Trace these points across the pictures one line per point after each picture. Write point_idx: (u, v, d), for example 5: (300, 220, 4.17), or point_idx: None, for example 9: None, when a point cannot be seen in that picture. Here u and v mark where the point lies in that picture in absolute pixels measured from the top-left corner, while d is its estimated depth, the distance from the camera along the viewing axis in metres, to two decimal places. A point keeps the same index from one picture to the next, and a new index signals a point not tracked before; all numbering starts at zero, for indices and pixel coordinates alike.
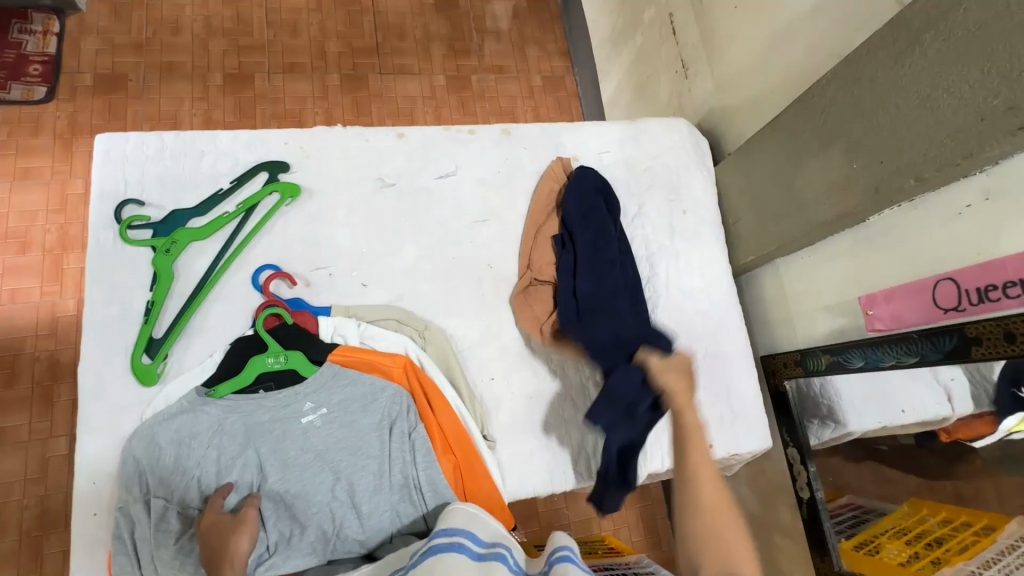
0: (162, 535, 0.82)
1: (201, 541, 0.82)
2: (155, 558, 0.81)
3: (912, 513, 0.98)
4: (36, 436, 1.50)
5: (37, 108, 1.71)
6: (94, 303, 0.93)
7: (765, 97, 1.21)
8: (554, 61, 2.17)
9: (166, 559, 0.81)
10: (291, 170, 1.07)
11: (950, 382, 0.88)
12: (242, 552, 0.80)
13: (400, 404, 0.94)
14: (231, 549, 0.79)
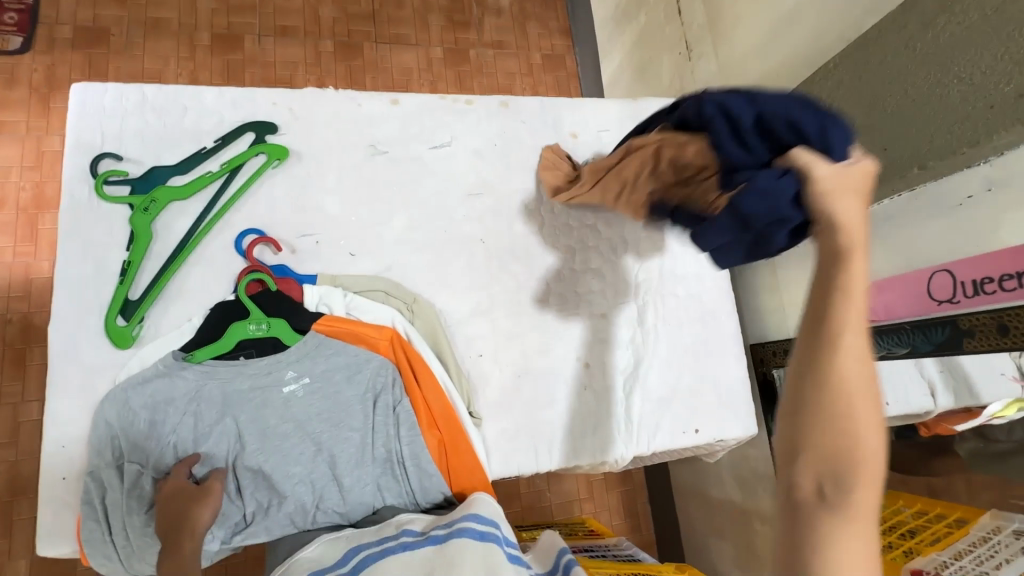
0: (134, 501, 0.80)
1: (159, 510, 0.79)
2: (126, 524, 0.80)
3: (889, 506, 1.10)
4: (6, 400, 1.45)
5: (12, 59, 1.63)
6: (67, 261, 0.89)
7: (769, 81, 1.19)
8: (555, 39, 2.11)
9: (138, 525, 0.80)
10: (279, 132, 1.03)
11: (934, 375, 0.92)
12: (202, 523, 0.78)
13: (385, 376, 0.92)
14: (193, 519, 0.77)
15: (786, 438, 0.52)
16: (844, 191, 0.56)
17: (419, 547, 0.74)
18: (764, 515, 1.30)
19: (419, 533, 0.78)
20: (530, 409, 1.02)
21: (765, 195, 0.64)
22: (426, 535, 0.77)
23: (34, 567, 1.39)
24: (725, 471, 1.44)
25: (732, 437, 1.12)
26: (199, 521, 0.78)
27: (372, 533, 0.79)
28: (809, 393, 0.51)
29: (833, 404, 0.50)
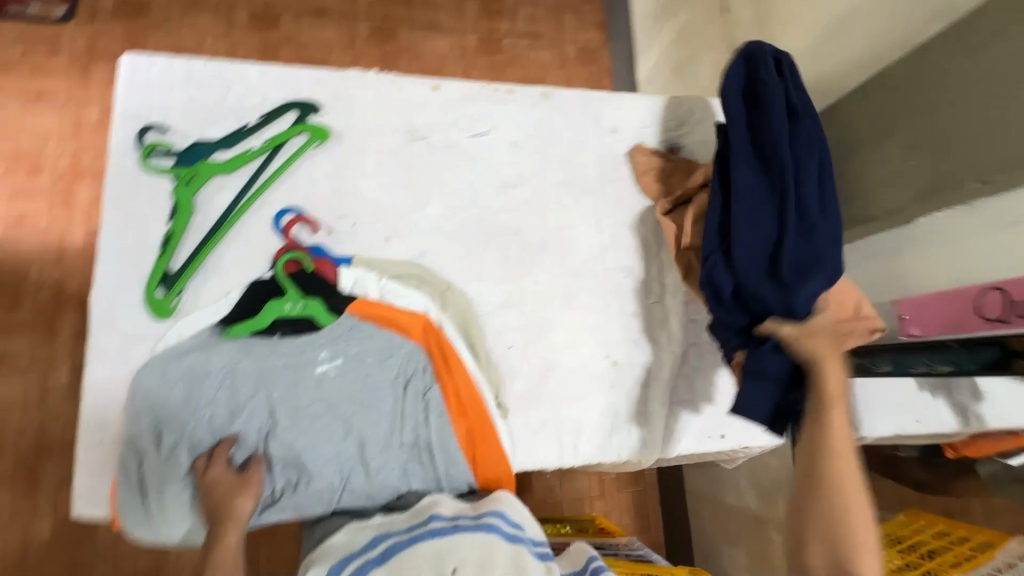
0: (171, 470, 0.82)
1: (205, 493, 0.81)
2: (162, 491, 0.82)
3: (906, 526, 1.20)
4: (37, 363, 1.48)
5: (55, 28, 1.65)
6: (110, 230, 0.90)
7: (816, 85, 1.16)
8: (590, 32, 2.08)
9: (174, 492, 0.83)
10: (321, 112, 1.03)
11: (962, 400, 1.03)
12: (246, 512, 0.80)
13: (417, 363, 0.93)
14: (235, 510, 0.79)
15: (803, 530, 0.78)
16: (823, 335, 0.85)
17: (448, 534, 0.75)
18: (781, 525, 1.28)
19: (447, 518, 0.78)
20: (557, 404, 1.02)
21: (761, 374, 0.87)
22: (454, 522, 0.77)
23: (57, 527, 1.42)
24: (743, 478, 1.42)
25: (758, 445, 1.10)
26: (239, 511, 0.80)
27: (402, 521, 0.80)
28: (820, 492, 0.78)
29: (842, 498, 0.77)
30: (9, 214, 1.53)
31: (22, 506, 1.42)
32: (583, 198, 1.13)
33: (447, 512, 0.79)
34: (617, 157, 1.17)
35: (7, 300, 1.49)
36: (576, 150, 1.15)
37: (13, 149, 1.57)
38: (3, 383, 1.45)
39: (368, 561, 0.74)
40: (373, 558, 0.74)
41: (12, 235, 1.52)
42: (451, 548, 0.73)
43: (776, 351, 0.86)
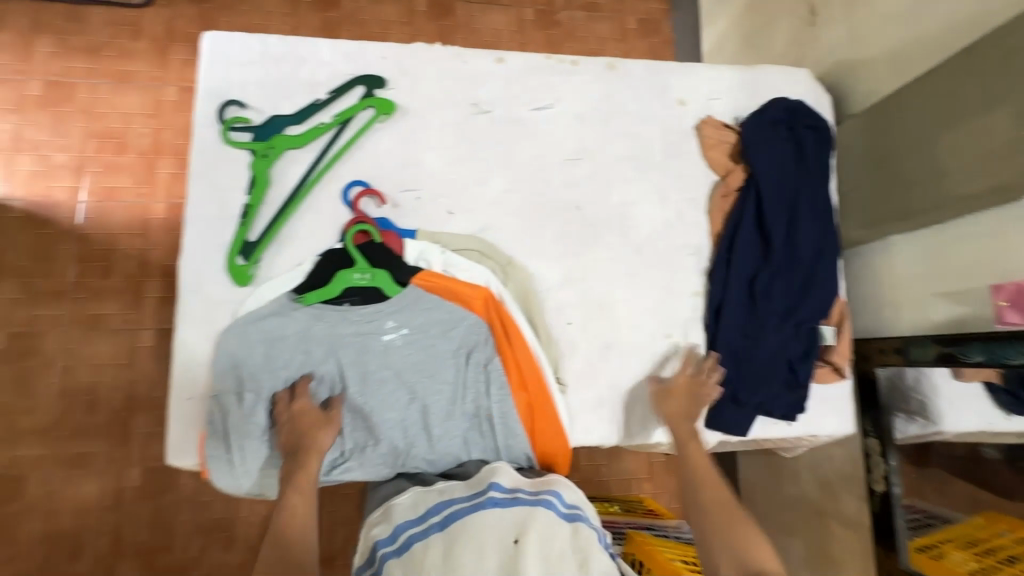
0: (252, 425, 0.88)
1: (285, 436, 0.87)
2: (244, 446, 0.88)
3: (986, 526, 0.97)
4: (126, 326, 1.62)
5: (137, 12, 1.75)
6: (196, 201, 0.96)
7: (913, 50, 1.07)
8: (652, 2, 1.99)
9: (254, 446, 0.88)
10: (387, 87, 1.04)
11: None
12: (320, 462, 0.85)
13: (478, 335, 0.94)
14: (317, 442, 0.87)
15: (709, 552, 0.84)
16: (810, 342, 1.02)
17: (508, 506, 0.76)
18: (844, 518, 1.22)
19: (506, 489, 0.79)
20: (616, 382, 1.01)
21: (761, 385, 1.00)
22: (514, 494, 0.79)
23: (144, 476, 1.56)
24: (802, 468, 1.36)
25: (826, 433, 1.06)
26: (321, 444, 0.87)
27: (465, 489, 0.82)
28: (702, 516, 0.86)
29: (716, 509, 0.86)
30: (101, 188, 1.66)
31: (114, 454, 1.56)
32: (647, 173, 1.10)
33: (507, 482, 0.80)
34: (684, 131, 1.13)
35: (100, 268, 1.63)
36: (641, 123, 1.11)
37: (103, 128, 1.68)
38: (98, 343, 1.59)
39: (430, 524, 0.77)
40: (436, 521, 0.77)
41: (103, 208, 1.65)
42: (512, 521, 0.75)
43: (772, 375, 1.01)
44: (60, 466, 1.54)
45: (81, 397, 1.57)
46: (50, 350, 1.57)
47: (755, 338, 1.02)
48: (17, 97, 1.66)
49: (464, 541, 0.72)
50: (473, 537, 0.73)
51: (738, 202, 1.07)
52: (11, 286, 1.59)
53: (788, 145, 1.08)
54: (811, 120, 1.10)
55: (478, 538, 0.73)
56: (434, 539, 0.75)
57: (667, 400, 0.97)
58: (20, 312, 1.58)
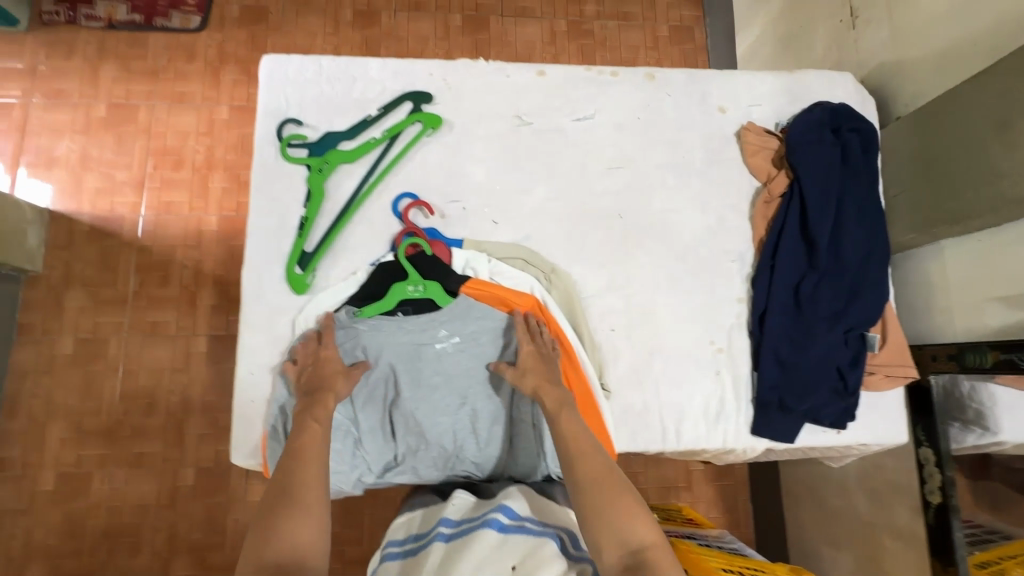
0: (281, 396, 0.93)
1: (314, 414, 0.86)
2: None
3: None
4: (181, 332, 1.70)
5: (192, 37, 1.86)
6: (257, 214, 1.02)
7: (963, 51, 1.05)
8: (684, 9, 1.99)
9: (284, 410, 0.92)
10: (434, 102, 1.08)
11: None
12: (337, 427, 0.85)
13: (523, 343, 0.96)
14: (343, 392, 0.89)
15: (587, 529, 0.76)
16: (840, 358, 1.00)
17: (511, 533, 0.78)
18: (896, 530, 1.19)
19: (515, 515, 0.80)
20: (660, 389, 1.01)
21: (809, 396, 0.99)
22: (521, 522, 0.79)
23: (198, 475, 1.64)
24: (850, 477, 1.33)
25: (877, 442, 1.03)
26: (339, 387, 0.89)
27: (476, 507, 0.84)
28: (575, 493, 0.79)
29: (590, 487, 0.78)
30: (159, 202, 1.76)
31: (170, 454, 1.64)
32: (689, 180, 1.11)
33: (518, 509, 0.81)
34: (725, 137, 1.13)
35: (158, 278, 1.73)
36: (681, 131, 1.12)
37: (161, 146, 1.79)
38: (156, 348, 1.69)
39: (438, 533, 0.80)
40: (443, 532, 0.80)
41: (161, 221, 1.75)
42: (511, 547, 0.76)
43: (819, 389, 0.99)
44: (121, 465, 1.62)
45: (141, 399, 1.66)
46: (113, 355, 1.68)
47: (801, 350, 1.00)
48: (85, 119, 1.78)
49: (462, 555, 0.75)
50: (470, 554, 0.75)
51: (781, 208, 1.07)
52: (79, 295, 1.70)
53: (834, 148, 1.07)
54: (855, 122, 1.09)
55: (476, 555, 0.75)
56: (438, 548, 0.78)
57: (521, 377, 0.90)
58: (86, 319, 1.69)
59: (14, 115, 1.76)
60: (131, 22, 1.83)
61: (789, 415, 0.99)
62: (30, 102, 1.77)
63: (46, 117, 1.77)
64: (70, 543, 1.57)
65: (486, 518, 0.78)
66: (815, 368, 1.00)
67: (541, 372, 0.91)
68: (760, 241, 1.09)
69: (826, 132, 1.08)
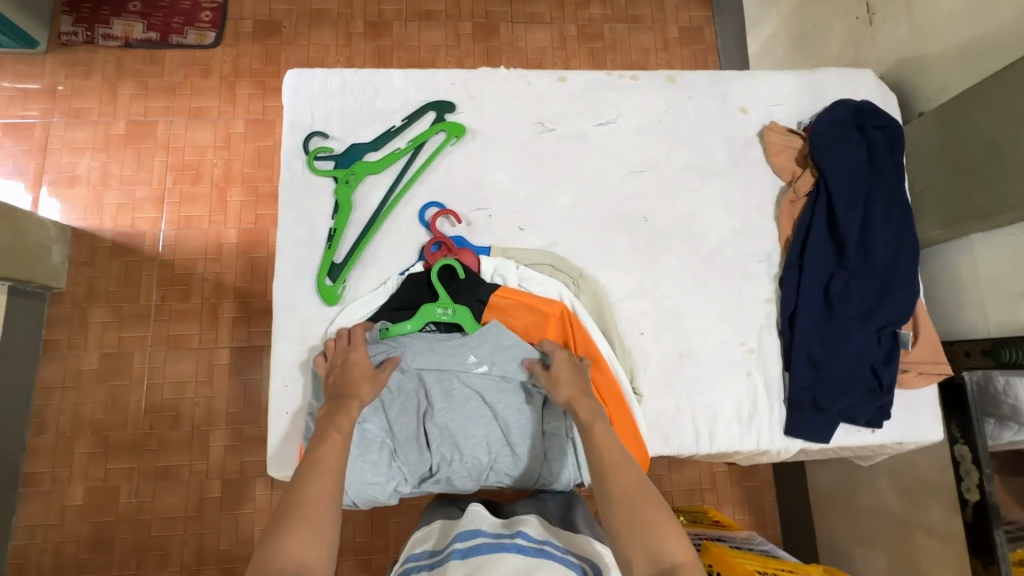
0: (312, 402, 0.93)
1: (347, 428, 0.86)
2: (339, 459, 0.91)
3: None
4: (204, 345, 1.72)
5: (207, 52, 1.88)
6: (286, 227, 1.03)
7: (988, 45, 1.05)
8: (694, 9, 1.98)
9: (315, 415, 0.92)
10: (456, 111, 1.09)
11: None
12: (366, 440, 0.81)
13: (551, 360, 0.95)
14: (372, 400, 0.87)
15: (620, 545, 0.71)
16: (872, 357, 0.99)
17: (531, 555, 0.70)
18: (932, 529, 1.17)
19: (534, 539, 0.73)
20: (691, 392, 1.01)
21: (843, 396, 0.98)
22: (540, 545, 0.72)
23: (224, 487, 1.65)
24: (880, 476, 1.31)
25: (912, 440, 1.02)
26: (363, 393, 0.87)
27: (491, 524, 0.77)
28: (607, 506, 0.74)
29: (618, 499, 0.74)
30: (179, 216, 1.78)
31: (196, 466, 1.66)
32: (713, 181, 1.11)
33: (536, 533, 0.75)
34: (747, 138, 1.13)
35: (180, 292, 1.74)
36: (703, 133, 1.12)
37: (180, 161, 1.81)
38: (180, 361, 1.70)
39: (453, 550, 0.72)
40: (459, 548, 0.72)
41: (182, 236, 1.77)
42: (532, 569, 0.68)
43: (853, 388, 0.99)
44: (148, 477, 1.64)
45: (166, 412, 1.68)
46: (137, 369, 1.69)
47: (832, 349, 1.00)
48: (105, 136, 1.81)
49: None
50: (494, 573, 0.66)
51: (806, 207, 1.06)
52: (103, 310, 1.72)
53: (859, 145, 1.06)
54: (880, 119, 1.09)
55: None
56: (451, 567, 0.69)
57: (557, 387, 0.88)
58: (111, 334, 1.71)
59: (35, 134, 1.79)
60: (147, 40, 1.85)
61: (823, 414, 0.99)
62: (51, 121, 1.80)
63: (66, 136, 1.80)
64: (99, 557, 1.59)
65: (506, 541, 0.71)
66: (847, 368, 0.99)
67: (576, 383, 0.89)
68: (786, 241, 1.08)
69: (851, 130, 1.07)
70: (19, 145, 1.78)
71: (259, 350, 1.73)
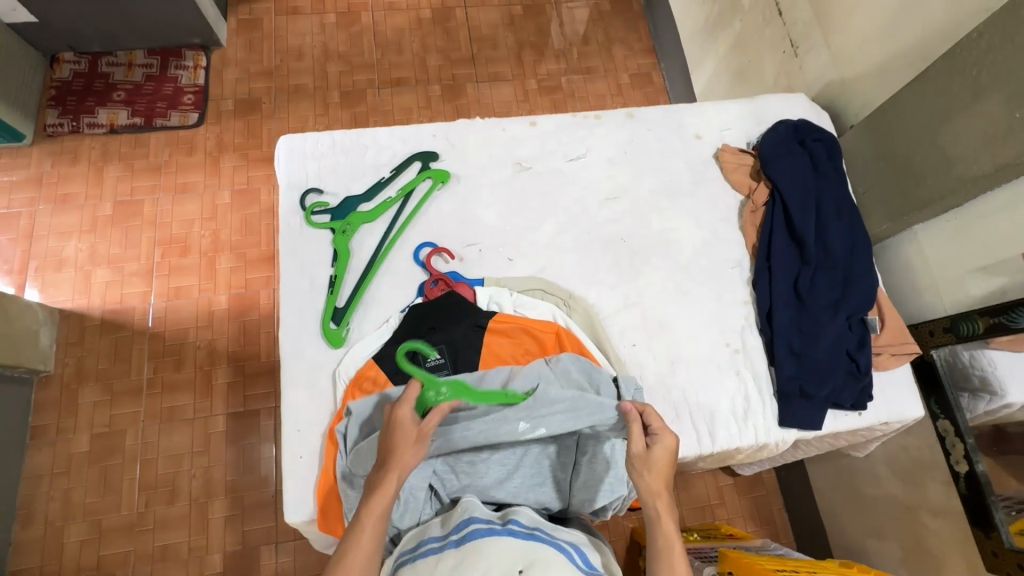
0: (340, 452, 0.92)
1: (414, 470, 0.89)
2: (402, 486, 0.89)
3: None
4: (199, 414, 1.67)
5: (191, 131, 1.96)
6: (290, 278, 1.08)
7: (896, 62, 1.21)
8: (640, 58, 2.19)
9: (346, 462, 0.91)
10: (440, 158, 1.19)
11: None
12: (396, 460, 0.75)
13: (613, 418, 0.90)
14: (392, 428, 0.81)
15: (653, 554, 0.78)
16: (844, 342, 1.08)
17: (522, 538, 0.75)
18: (934, 507, 1.21)
19: (525, 525, 0.78)
20: (687, 396, 1.06)
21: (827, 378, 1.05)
22: (531, 530, 0.77)
23: (227, 560, 1.55)
24: (877, 464, 1.35)
25: (898, 419, 1.09)
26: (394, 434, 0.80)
27: (483, 512, 0.80)
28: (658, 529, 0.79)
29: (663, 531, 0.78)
30: (169, 288, 1.78)
31: (195, 542, 1.56)
32: (681, 200, 1.22)
33: (525, 519, 0.80)
34: (705, 160, 1.26)
35: (172, 362, 1.71)
36: (666, 159, 1.24)
37: (167, 235, 1.83)
38: (174, 433, 1.64)
39: (448, 541, 0.76)
40: (452, 539, 0.76)
41: (171, 307, 1.76)
42: (524, 552, 0.72)
43: (836, 373, 1.06)
44: (143, 561, 1.53)
45: (161, 488, 1.60)
46: (130, 447, 1.63)
47: (811, 339, 1.08)
48: (92, 218, 1.83)
49: (473, 565, 0.70)
50: (480, 560, 0.70)
51: (766, 214, 1.17)
52: (93, 390, 1.67)
53: (803, 156, 1.19)
54: (818, 133, 1.22)
55: (486, 562, 0.70)
56: (449, 553, 0.73)
57: (648, 473, 0.81)
58: (102, 414, 1.65)
59: (21, 223, 1.81)
60: (132, 125, 1.93)
61: (812, 402, 1.05)
62: (37, 209, 1.83)
63: (53, 222, 1.82)
64: None
65: (496, 527, 0.75)
66: (826, 353, 1.07)
67: (665, 477, 0.81)
68: (753, 247, 1.18)
69: (794, 144, 1.21)
70: (5, 235, 1.79)
71: (255, 415, 1.68)
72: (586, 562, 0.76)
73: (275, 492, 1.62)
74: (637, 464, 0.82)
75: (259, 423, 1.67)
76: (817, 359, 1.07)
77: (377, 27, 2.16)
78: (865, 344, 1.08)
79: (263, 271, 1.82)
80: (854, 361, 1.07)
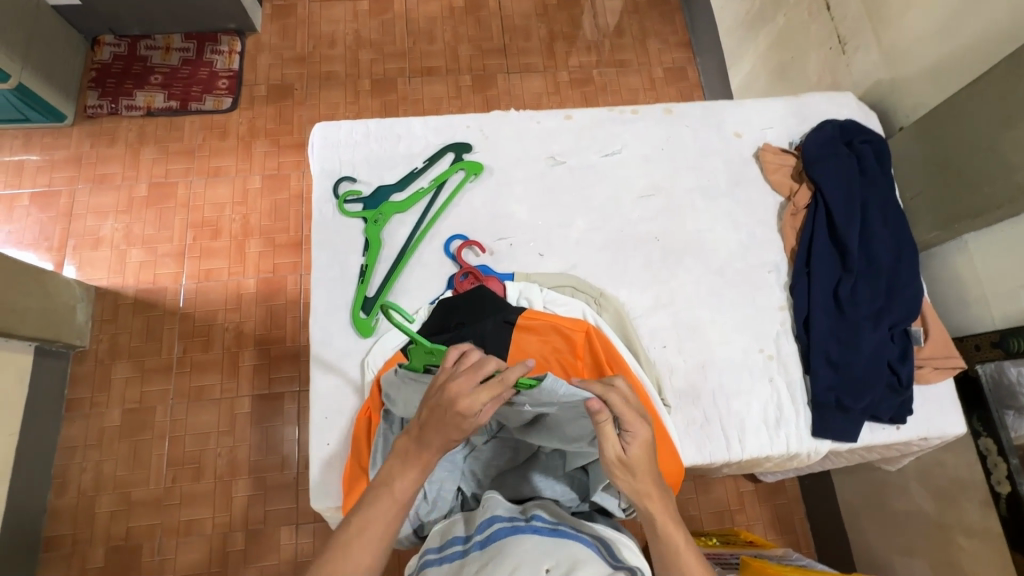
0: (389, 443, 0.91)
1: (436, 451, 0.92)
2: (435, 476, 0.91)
3: None
4: (225, 395, 1.70)
5: (224, 116, 1.98)
6: (320, 266, 1.09)
7: (952, 64, 1.16)
8: (676, 52, 2.13)
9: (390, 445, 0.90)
10: (473, 150, 1.18)
11: None
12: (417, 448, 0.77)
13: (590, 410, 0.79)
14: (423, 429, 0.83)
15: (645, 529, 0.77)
16: (881, 354, 1.04)
17: (546, 535, 0.74)
18: (970, 529, 1.17)
19: (548, 521, 0.78)
20: (716, 400, 1.04)
21: (863, 382, 1.03)
22: (555, 526, 0.77)
23: (248, 539, 1.58)
24: (910, 478, 1.31)
25: (937, 435, 1.05)
26: None
27: (506, 510, 0.80)
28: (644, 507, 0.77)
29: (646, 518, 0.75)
30: (200, 270, 1.81)
31: (219, 519, 1.59)
32: (717, 201, 1.19)
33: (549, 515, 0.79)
34: (744, 159, 1.22)
35: (201, 342, 1.74)
36: (703, 158, 1.21)
37: (200, 218, 1.86)
38: (202, 413, 1.68)
39: (471, 544, 0.75)
40: (476, 541, 0.75)
41: (202, 289, 1.79)
42: (550, 550, 0.72)
43: (883, 394, 1.03)
44: (169, 534, 1.58)
45: (187, 465, 1.64)
46: (158, 423, 1.66)
47: (852, 352, 1.04)
48: (128, 199, 1.87)
49: (499, 560, 0.70)
50: (509, 553, 0.70)
51: (808, 217, 1.13)
52: (125, 366, 1.71)
53: (850, 158, 1.15)
54: (865, 135, 1.18)
55: (516, 555, 0.70)
56: (473, 556, 0.73)
57: (633, 478, 0.75)
58: (133, 390, 1.69)
59: (61, 202, 1.85)
60: (168, 108, 1.95)
61: (848, 415, 1.02)
62: (76, 189, 1.87)
63: (90, 202, 1.86)
64: None
65: (521, 524, 0.75)
66: (866, 362, 1.04)
67: (651, 476, 0.76)
68: (790, 252, 1.15)
69: (839, 146, 1.16)
70: (45, 214, 1.84)
71: (279, 398, 1.70)
72: (610, 552, 0.77)
73: (297, 475, 1.64)
74: (616, 469, 0.75)
75: (283, 406, 1.70)
76: (856, 366, 1.04)
77: (409, 15, 2.14)
78: (909, 355, 1.05)
79: (290, 257, 1.84)
80: (895, 374, 1.04)
